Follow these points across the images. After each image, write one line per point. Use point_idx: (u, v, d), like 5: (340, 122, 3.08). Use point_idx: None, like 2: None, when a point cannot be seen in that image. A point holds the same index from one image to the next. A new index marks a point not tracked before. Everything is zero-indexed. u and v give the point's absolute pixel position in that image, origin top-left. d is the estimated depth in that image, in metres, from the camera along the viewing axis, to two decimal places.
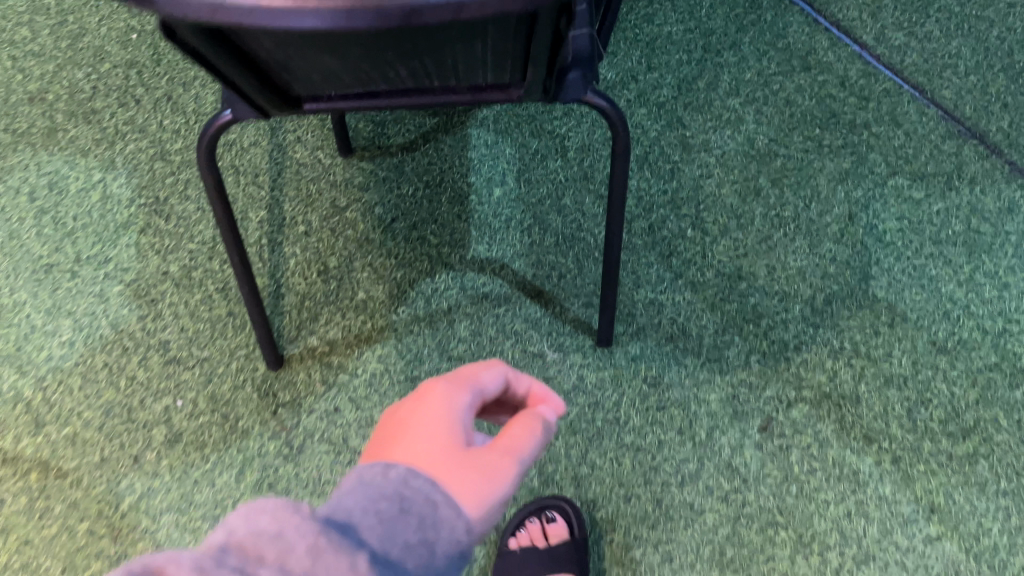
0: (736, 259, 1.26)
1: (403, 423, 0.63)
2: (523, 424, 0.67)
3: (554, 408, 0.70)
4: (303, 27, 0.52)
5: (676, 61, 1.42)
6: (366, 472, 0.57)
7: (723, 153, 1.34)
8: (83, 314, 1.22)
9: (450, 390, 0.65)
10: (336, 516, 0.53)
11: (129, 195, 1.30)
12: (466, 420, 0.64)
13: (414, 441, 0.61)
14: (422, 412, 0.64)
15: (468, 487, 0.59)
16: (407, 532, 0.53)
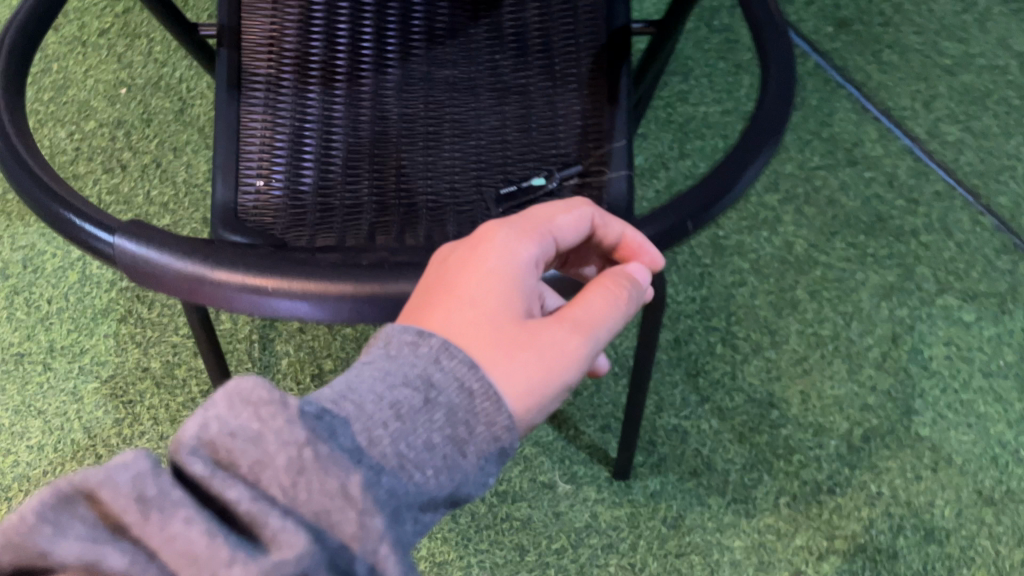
0: (768, 383, 1.15)
1: (454, 266, 0.50)
2: (604, 288, 0.52)
3: (646, 268, 0.56)
4: (292, 311, 0.47)
5: (711, 146, 1.30)
6: (392, 341, 0.46)
7: (759, 258, 1.23)
8: (54, 415, 1.11)
9: (515, 241, 0.51)
10: (341, 408, 0.42)
11: (110, 276, 1.19)
12: (528, 278, 0.51)
13: (455, 300, 0.48)
14: (474, 259, 0.50)
15: (517, 372, 0.48)
16: (424, 434, 0.44)
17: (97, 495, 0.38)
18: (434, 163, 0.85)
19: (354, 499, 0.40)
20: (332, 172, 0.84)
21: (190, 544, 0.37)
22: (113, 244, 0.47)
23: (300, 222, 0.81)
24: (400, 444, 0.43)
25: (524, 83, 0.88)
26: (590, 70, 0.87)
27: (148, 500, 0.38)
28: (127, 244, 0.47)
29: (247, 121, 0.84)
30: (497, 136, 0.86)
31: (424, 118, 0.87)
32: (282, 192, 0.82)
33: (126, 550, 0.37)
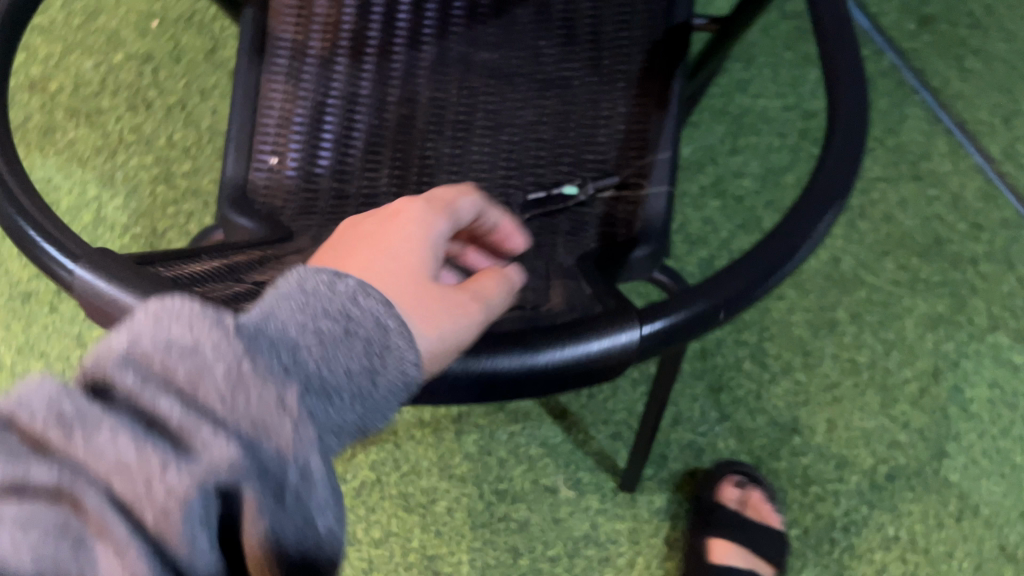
0: (794, 407, 1.09)
1: (360, 238, 0.46)
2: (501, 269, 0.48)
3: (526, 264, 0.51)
4: None
5: (765, 145, 1.22)
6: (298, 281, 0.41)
7: (801, 271, 1.15)
8: (57, 359, 1.09)
9: (429, 215, 0.47)
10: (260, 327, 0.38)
11: (124, 221, 1.16)
12: (437, 251, 0.47)
13: (366, 258, 0.44)
14: (380, 227, 0.46)
15: (437, 322, 0.43)
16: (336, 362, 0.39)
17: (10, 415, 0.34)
18: (462, 159, 0.78)
19: (282, 406, 0.36)
20: (351, 159, 0.78)
21: (124, 451, 0.33)
22: (73, 273, 0.41)
23: (311, 212, 0.75)
24: (313, 368, 0.38)
25: (567, 78, 0.81)
26: (641, 72, 0.80)
27: (68, 408, 0.34)
28: (88, 277, 0.41)
29: (266, 94, 0.79)
30: (531, 135, 0.79)
31: (456, 106, 0.80)
32: (296, 176, 0.77)
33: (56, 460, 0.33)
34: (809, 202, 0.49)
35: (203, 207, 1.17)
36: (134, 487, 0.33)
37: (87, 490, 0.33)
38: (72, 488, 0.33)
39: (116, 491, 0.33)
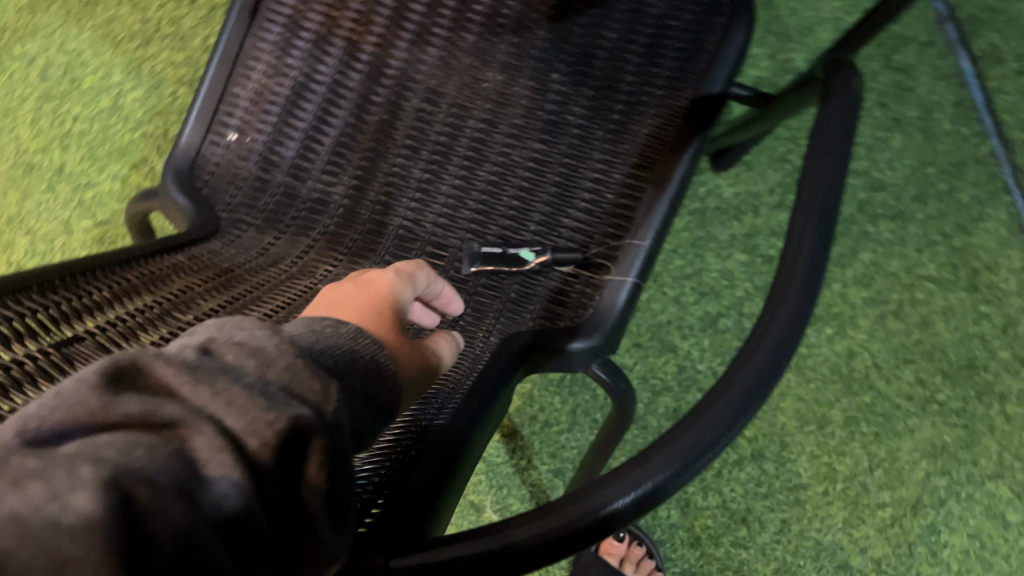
0: (751, 497, 1.02)
1: (333, 298, 0.54)
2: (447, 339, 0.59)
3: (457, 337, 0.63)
4: None
5: None
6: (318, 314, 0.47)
7: (807, 355, 1.07)
8: (42, 239, 1.10)
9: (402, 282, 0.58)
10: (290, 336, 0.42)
11: (139, 115, 1.14)
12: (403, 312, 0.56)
13: (344, 307, 0.52)
14: (353, 286, 0.55)
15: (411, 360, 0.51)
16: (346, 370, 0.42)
17: (116, 369, 0.31)
18: (429, 186, 0.72)
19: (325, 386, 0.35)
20: (316, 154, 0.72)
21: (227, 392, 0.31)
22: None
23: (253, 204, 0.70)
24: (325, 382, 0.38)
25: (568, 125, 0.72)
26: (648, 140, 0.71)
27: (172, 362, 0.32)
28: None
29: (246, 60, 0.72)
30: (510, 179, 0.72)
31: (442, 125, 0.73)
32: (251, 160, 0.71)
33: (172, 403, 0.30)
34: (702, 413, 0.38)
35: None
36: (250, 426, 0.30)
37: (203, 428, 0.30)
38: (190, 429, 0.30)
39: (232, 434, 0.30)
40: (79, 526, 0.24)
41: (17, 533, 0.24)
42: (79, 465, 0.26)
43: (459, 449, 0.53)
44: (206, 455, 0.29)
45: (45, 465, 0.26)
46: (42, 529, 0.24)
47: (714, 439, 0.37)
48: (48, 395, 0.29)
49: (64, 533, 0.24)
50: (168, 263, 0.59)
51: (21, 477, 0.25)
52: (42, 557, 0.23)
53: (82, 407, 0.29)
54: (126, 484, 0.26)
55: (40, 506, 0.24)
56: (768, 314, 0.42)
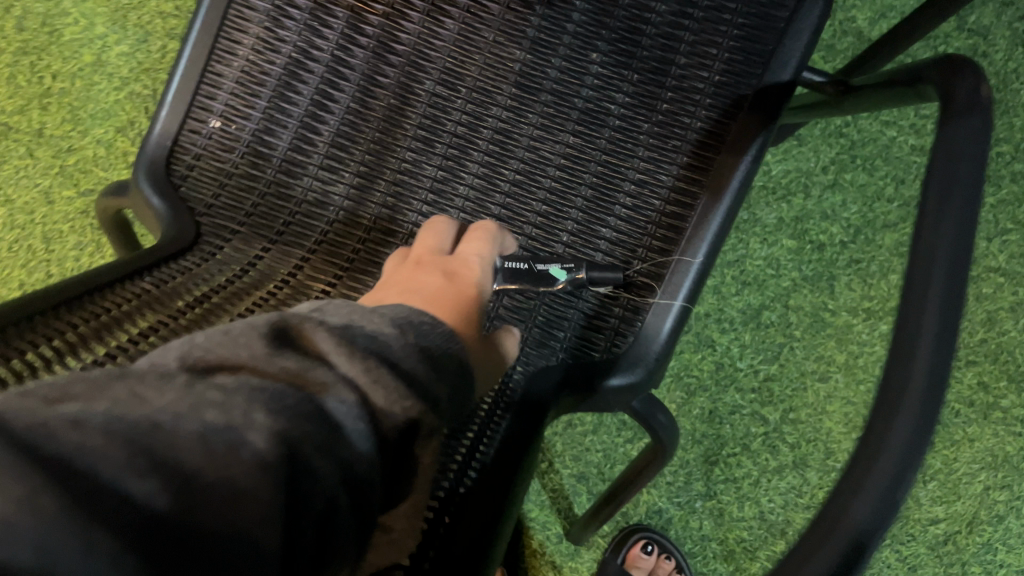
0: (792, 508, 0.94)
1: (419, 284, 0.51)
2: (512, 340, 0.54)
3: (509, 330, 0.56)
4: None
5: (876, 189, 0.99)
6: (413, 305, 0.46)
7: (860, 354, 0.96)
8: (20, 210, 1.00)
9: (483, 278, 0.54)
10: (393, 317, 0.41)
11: (124, 72, 1.03)
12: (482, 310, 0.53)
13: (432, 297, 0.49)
14: (443, 281, 0.51)
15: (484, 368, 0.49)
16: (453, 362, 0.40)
17: (275, 328, 0.35)
18: (443, 186, 0.61)
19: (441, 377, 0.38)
20: (313, 147, 0.62)
21: (374, 368, 0.34)
22: None
23: (238, 205, 0.60)
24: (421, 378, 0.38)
25: (608, 115, 0.61)
26: (701, 136, 0.60)
27: (326, 329, 0.36)
28: None
29: (231, 31, 0.62)
30: (538, 178, 0.61)
31: (460, 112, 0.62)
32: (238, 152, 0.61)
33: (324, 366, 0.33)
34: (874, 456, 0.31)
35: None
36: (388, 404, 0.34)
37: (342, 393, 0.33)
38: (334, 392, 0.33)
39: (371, 407, 0.34)
40: (256, 464, 0.27)
41: (208, 451, 0.27)
42: (253, 411, 0.29)
43: (499, 511, 0.47)
44: (344, 416, 0.32)
45: (224, 398, 0.29)
46: (228, 457, 0.27)
47: (904, 477, 0.30)
48: (221, 336, 0.34)
49: (246, 469, 0.27)
50: (122, 296, 0.49)
51: (203, 404, 0.28)
52: (230, 486, 0.26)
53: (248, 354, 0.33)
54: (293, 430, 0.30)
55: (224, 431, 0.28)
56: (911, 334, 0.34)
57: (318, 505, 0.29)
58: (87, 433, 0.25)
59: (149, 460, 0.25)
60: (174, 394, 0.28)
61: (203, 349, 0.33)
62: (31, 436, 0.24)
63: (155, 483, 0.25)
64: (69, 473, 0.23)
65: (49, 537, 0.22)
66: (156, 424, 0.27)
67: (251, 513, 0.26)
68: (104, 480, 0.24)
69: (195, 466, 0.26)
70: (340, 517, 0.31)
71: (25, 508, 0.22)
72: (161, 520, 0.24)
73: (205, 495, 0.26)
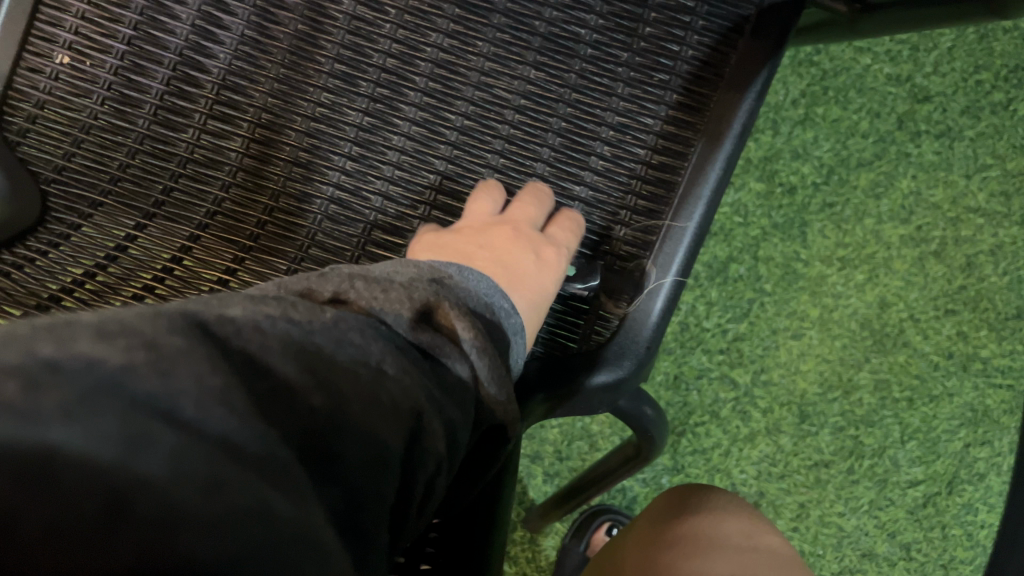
0: (765, 478, 0.87)
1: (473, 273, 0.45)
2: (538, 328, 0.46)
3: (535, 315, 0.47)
4: None
5: (849, 124, 0.90)
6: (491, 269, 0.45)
7: (834, 307, 0.88)
8: None
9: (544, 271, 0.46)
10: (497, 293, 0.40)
11: None
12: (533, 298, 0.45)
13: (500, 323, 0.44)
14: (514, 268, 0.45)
15: None
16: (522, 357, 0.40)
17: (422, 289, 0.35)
18: (372, 137, 0.48)
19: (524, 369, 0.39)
20: (198, 88, 0.47)
21: (495, 360, 0.35)
22: None
23: (100, 166, 0.46)
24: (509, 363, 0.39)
25: (577, 43, 0.49)
26: (694, 67, 0.48)
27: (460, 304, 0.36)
28: None
29: None
30: (492, 124, 0.48)
31: (388, 40, 0.49)
32: (96, 96, 0.46)
33: (455, 343, 0.34)
34: None
35: None
36: (496, 397, 0.35)
37: (460, 370, 0.34)
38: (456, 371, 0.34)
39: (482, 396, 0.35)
40: (385, 406, 0.29)
41: (352, 381, 0.28)
42: (386, 362, 0.31)
43: None
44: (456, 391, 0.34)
45: (362, 341, 0.30)
46: (368, 391, 0.28)
47: None
48: (377, 288, 0.34)
49: (377, 407, 0.28)
50: None
51: (348, 343, 0.30)
52: (369, 417, 0.28)
53: (393, 314, 0.33)
54: (417, 385, 0.31)
55: (365, 365, 0.29)
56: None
57: (431, 456, 0.30)
58: (263, 340, 0.27)
59: (306, 379, 0.27)
60: (326, 329, 0.30)
61: (359, 291, 0.34)
62: (213, 330, 0.26)
63: (313, 397, 0.26)
64: (242, 371, 0.25)
65: (239, 428, 0.23)
66: (309, 350, 0.28)
67: (382, 440, 0.28)
68: (269, 386, 0.25)
69: (342, 393, 0.28)
70: (442, 468, 0.31)
71: (215, 396, 0.23)
72: (313, 437, 0.25)
73: (352, 418, 0.27)
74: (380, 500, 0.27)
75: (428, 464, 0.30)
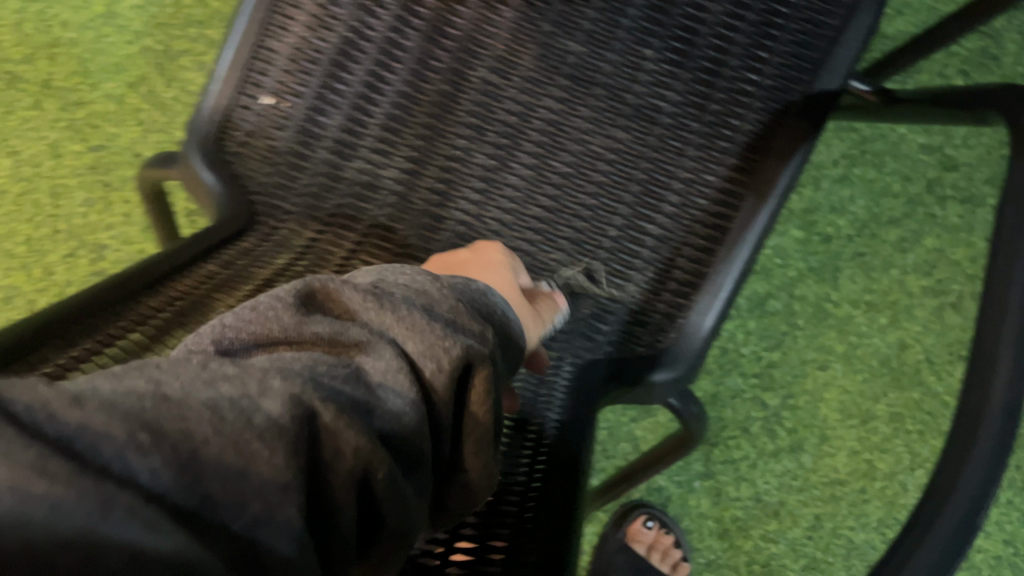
0: (786, 490, 0.98)
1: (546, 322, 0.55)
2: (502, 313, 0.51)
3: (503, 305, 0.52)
4: None
5: (882, 185, 1.02)
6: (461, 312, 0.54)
7: (858, 345, 1.00)
8: (26, 162, 0.99)
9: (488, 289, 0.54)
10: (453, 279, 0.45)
11: (137, 26, 1.00)
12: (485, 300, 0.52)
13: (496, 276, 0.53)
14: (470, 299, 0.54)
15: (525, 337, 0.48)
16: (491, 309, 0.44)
17: (309, 294, 0.36)
18: (493, 175, 0.62)
19: (483, 330, 0.39)
20: (365, 128, 0.62)
21: (405, 318, 0.36)
22: None
23: (291, 185, 0.60)
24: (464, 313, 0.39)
25: (658, 114, 0.62)
26: (751, 138, 0.61)
27: (352, 287, 0.37)
28: None
29: (285, 8, 0.62)
30: (587, 173, 0.62)
31: (512, 102, 0.62)
32: (290, 131, 0.61)
33: (356, 328, 0.35)
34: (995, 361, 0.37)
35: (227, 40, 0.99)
36: (425, 352, 0.35)
37: (380, 350, 0.34)
38: (372, 352, 0.34)
39: (411, 360, 0.35)
40: (267, 428, 0.27)
41: (214, 423, 0.26)
42: (271, 379, 0.29)
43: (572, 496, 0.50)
44: (383, 375, 0.33)
45: (239, 372, 0.28)
46: (239, 426, 0.26)
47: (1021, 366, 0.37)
48: (248, 313, 0.35)
49: (255, 434, 0.26)
50: (199, 277, 0.51)
51: (217, 377, 0.28)
52: (241, 451, 0.25)
53: (280, 325, 0.34)
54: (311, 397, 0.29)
55: (236, 402, 0.27)
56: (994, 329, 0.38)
57: (350, 465, 0.29)
58: (96, 405, 0.24)
59: (147, 434, 0.24)
60: (191, 375, 0.27)
61: (237, 329, 0.34)
62: (31, 413, 0.22)
63: (151, 458, 0.23)
64: (61, 455, 0.22)
65: (68, 496, 0.20)
66: (162, 397, 0.26)
67: (263, 474, 0.25)
68: (99, 460, 0.22)
69: (199, 436, 0.25)
70: (377, 478, 0.30)
71: (29, 473, 0.20)
72: (165, 499, 0.23)
73: (215, 465, 0.25)
74: (274, 532, 0.25)
75: (349, 473, 0.29)
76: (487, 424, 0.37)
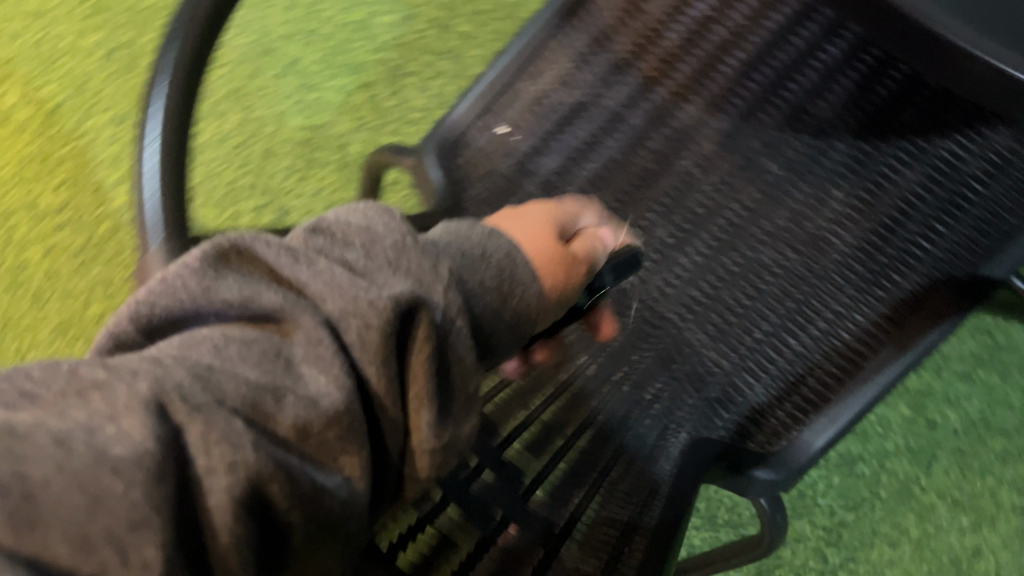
0: None
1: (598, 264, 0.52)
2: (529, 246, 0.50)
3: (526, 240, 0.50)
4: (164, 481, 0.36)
5: (999, 394, 1.05)
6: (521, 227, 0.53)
7: (933, 535, 1.01)
8: (253, 120, 1.13)
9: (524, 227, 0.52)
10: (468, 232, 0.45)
11: (383, 41, 1.14)
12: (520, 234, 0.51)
13: (521, 224, 0.51)
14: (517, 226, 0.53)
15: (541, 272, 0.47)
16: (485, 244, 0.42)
17: (220, 255, 0.34)
18: (667, 251, 0.70)
19: (447, 282, 0.36)
20: (573, 175, 0.71)
21: (326, 278, 0.34)
22: None
23: (499, 203, 0.70)
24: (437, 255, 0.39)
25: (830, 248, 0.68)
26: (908, 297, 0.64)
27: (269, 249, 0.35)
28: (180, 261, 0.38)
29: (540, 62, 0.73)
30: (752, 279, 0.69)
31: (702, 194, 0.71)
32: (513, 158, 0.71)
33: (270, 292, 0.33)
34: None
35: (453, 76, 1.12)
36: (346, 309, 0.33)
37: (300, 320, 0.33)
38: (292, 322, 0.33)
39: (336, 333, 0.33)
40: (124, 460, 0.26)
41: (59, 458, 0.25)
42: (138, 378, 0.28)
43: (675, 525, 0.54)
44: (300, 357, 0.32)
45: (109, 375, 0.28)
46: (91, 457, 0.25)
47: None
48: (160, 281, 0.33)
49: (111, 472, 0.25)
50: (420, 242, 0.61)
51: (86, 387, 0.27)
52: (87, 491, 0.25)
53: (188, 288, 0.33)
54: (180, 411, 0.28)
55: (95, 426, 0.26)
56: None
57: (226, 485, 0.27)
58: None
59: None
60: (62, 383, 0.27)
61: (150, 302, 0.32)
62: None
63: None
64: None
65: None
66: (8, 428, 0.25)
67: (113, 514, 0.25)
68: None
69: (39, 475, 0.24)
70: (273, 489, 0.29)
71: None
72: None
73: (57, 507, 0.24)
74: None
75: (229, 498, 0.27)
76: (429, 387, 0.35)
